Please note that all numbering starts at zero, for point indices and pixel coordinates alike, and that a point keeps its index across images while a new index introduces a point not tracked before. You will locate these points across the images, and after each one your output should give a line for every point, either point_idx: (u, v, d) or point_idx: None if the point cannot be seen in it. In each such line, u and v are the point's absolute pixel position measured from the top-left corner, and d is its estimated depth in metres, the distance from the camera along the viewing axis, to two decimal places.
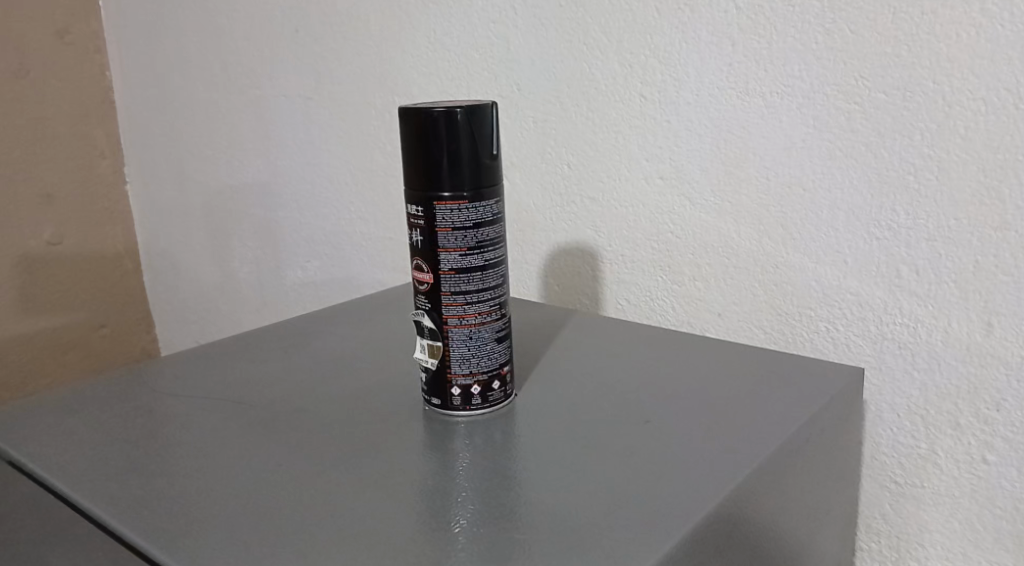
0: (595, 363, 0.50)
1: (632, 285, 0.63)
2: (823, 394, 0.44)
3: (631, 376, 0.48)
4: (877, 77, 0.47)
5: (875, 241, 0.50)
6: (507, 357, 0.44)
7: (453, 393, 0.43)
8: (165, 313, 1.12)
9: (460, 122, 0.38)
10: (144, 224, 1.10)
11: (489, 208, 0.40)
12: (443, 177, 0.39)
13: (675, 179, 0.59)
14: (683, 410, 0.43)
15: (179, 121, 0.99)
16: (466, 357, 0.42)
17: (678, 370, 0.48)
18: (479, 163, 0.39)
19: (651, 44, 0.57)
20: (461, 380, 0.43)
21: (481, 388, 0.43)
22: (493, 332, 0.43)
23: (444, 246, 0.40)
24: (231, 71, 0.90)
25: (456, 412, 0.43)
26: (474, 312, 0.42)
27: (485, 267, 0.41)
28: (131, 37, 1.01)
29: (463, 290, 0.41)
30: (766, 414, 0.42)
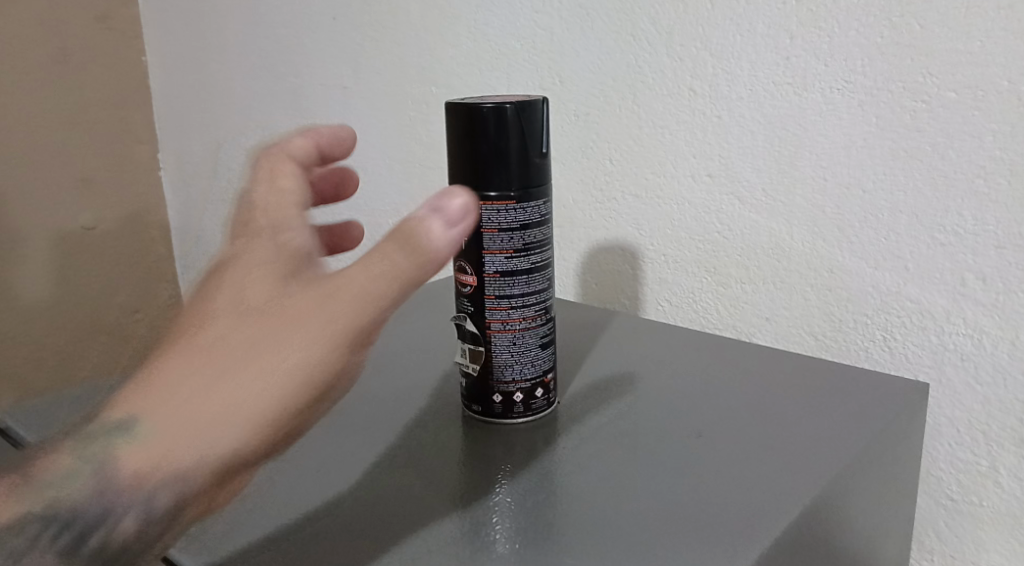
0: (642, 370, 0.49)
1: (675, 286, 0.61)
2: (884, 414, 0.42)
3: (680, 386, 0.46)
4: (946, 75, 0.45)
5: (939, 247, 0.47)
6: (551, 363, 0.43)
7: (494, 400, 0.42)
8: None
9: (510, 119, 0.36)
10: (178, 211, 1.10)
11: (537, 208, 0.38)
12: (490, 175, 0.37)
13: (723, 177, 0.57)
14: (736, 425, 0.41)
15: (215, 108, 0.99)
16: (509, 363, 0.41)
17: (729, 380, 0.47)
18: (528, 162, 0.37)
19: (702, 37, 0.55)
20: (502, 387, 0.41)
21: (523, 396, 0.41)
22: (537, 338, 0.41)
23: (489, 247, 0.39)
24: (268, 59, 0.89)
25: (497, 420, 0.42)
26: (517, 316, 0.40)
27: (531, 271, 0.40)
28: (169, 23, 1.01)
29: (508, 292, 0.40)
30: (827, 434, 0.40)
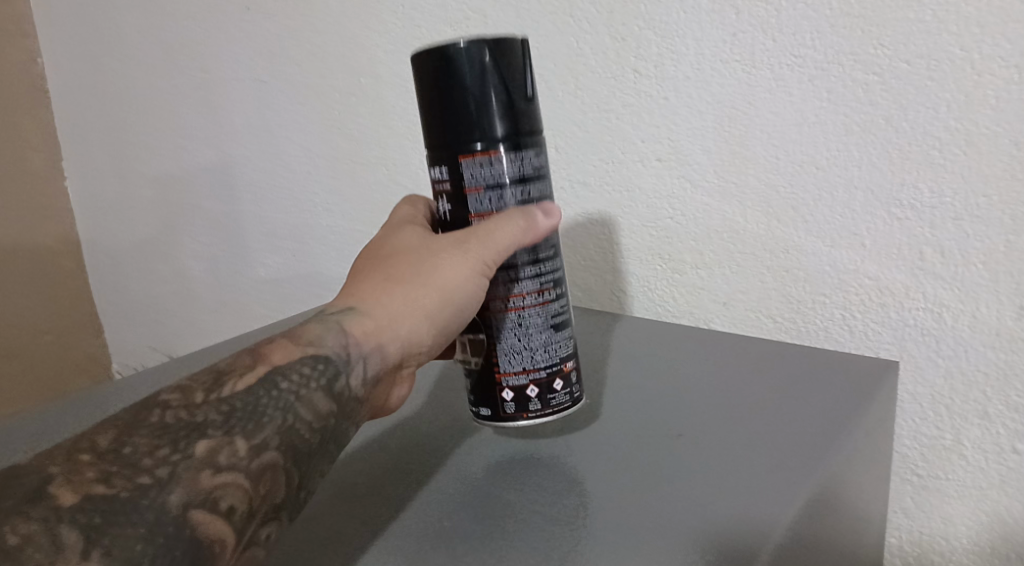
0: (602, 397, 0.49)
1: (627, 275, 0.59)
2: (840, 429, 0.43)
3: (642, 412, 0.46)
4: (899, 45, 0.44)
5: (895, 222, 0.46)
6: (569, 350, 0.41)
7: (505, 399, 0.40)
8: (114, 317, 1.05)
9: (486, 60, 0.37)
10: (86, 222, 1.01)
11: (529, 158, 0.39)
12: (468, 126, 0.37)
13: (672, 160, 0.55)
14: (699, 451, 0.41)
15: (118, 108, 0.91)
16: (517, 349, 0.40)
17: (690, 400, 0.47)
18: (512, 105, 0.37)
19: (644, 14, 0.53)
20: (514, 380, 0.40)
21: (539, 390, 0.40)
22: (547, 320, 0.40)
23: (479, 208, 0.39)
24: (176, 52, 0.83)
25: (512, 420, 0.40)
26: (523, 295, 0.40)
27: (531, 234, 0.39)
28: (61, 18, 0.92)
29: (511, 270, 0.40)
30: (789, 457, 0.40)
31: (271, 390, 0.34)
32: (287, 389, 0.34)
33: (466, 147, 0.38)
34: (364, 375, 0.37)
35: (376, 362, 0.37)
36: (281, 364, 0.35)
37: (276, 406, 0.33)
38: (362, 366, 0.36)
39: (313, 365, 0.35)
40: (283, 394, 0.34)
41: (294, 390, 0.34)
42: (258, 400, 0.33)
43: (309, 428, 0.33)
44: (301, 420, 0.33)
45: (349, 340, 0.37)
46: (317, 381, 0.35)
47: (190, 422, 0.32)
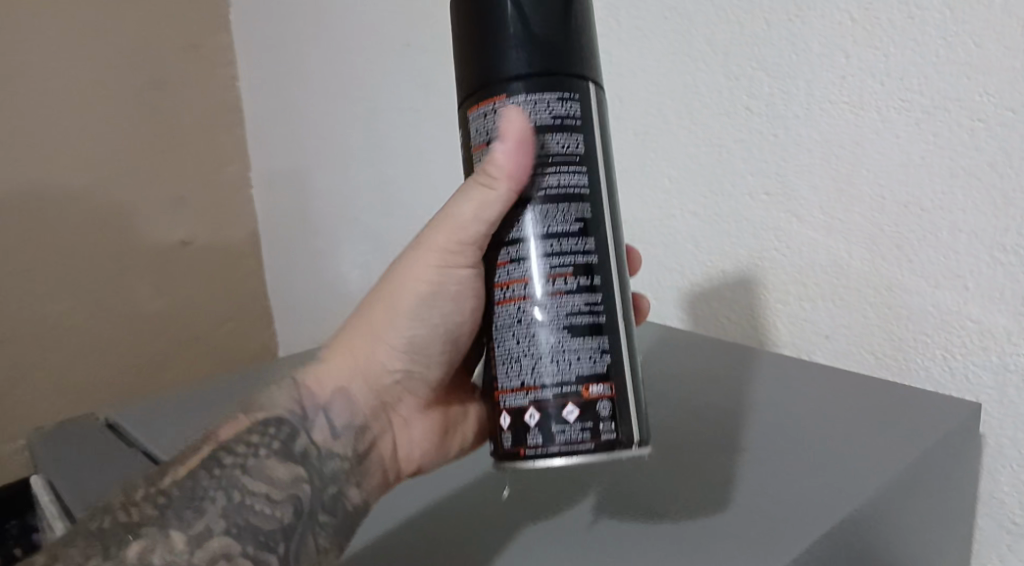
0: (692, 387, 0.54)
1: (733, 303, 0.62)
2: (929, 433, 0.44)
3: (728, 400, 0.51)
4: (1006, 93, 0.45)
5: (998, 266, 0.47)
6: (594, 372, 0.36)
7: (502, 425, 0.37)
8: (283, 310, 1.19)
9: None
10: (267, 227, 1.17)
11: (544, 102, 0.36)
12: (472, 61, 0.37)
13: (780, 194, 0.57)
14: (782, 435, 0.46)
15: (298, 130, 1.05)
16: (515, 361, 0.37)
17: (775, 395, 0.51)
18: (527, 34, 0.35)
19: (759, 56, 0.56)
20: (511, 400, 0.37)
21: (539, 419, 0.36)
22: (561, 329, 0.36)
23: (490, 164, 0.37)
24: (347, 84, 0.95)
25: (509, 456, 0.37)
26: (527, 291, 0.36)
27: (543, 212, 0.36)
28: (258, 51, 1.08)
29: (515, 263, 0.37)
30: (869, 448, 0.44)
31: (212, 472, 0.39)
32: (230, 464, 0.39)
33: (475, 87, 0.37)
34: (325, 429, 0.43)
35: (334, 413, 0.43)
36: (228, 443, 0.40)
37: (220, 486, 0.38)
38: (320, 421, 0.43)
39: (261, 435, 0.41)
40: (227, 470, 0.39)
41: (237, 464, 0.39)
42: (201, 484, 0.38)
43: (266, 498, 0.39)
44: (252, 489, 0.39)
45: (300, 403, 0.43)
46: (265, 450, 0.40)
47: (128, 519, 0.37)
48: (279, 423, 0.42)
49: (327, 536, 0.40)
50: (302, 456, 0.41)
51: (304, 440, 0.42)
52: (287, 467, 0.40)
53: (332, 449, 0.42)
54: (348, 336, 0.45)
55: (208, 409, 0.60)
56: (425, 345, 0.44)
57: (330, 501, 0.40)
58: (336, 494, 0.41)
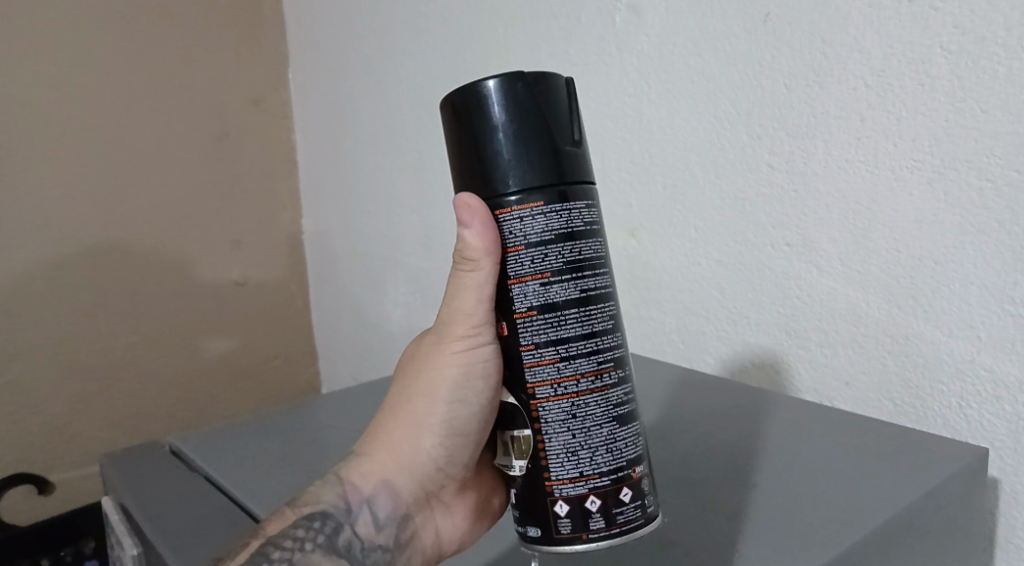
0: (708, 424, 0.57)
1: (756, 348, 0.64)
2: (938, 474, 0.46)
3: (742, 438, 0.54)
4: (1011, 156, 0.47)
5: (1009, 318, 0.49)
6: (637, 455, 0.41)
7: (559, 514, 0.40)
8: (327, 348, 1.25)
9: (501, 98, 0.39)
10: (315, 269, 1.23)
11: (575, 211, 0.40)
12: (495, 169, 0.40)
13: (801, 246, 0.60)
14: (793, 473, 0.48)
15: (347, 179, 1.12)
16: (571, 452, 0.40)
17: (787, 435, 0.54)
18: (548, 147, 0.39)
19: (780, 117, 0.60)
20: (569, 490, 0.40)
21: (600, 504, 0.40)
22: (612, 419, 0.40)
23: (528, 271, 0.40)
24: (395, 136, 1.01)
25: (568, 541, 0.40)
26: (578, 386, 0.40)
27: (582, 315, 0.40)
28: (313, 106, 1.16)
29: (563, 360, 0.40)
30: (874, 489, 0.46)
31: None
32: (279, 559, 0.41)
33: (498, 197, 0.40)
34: (369, 520, 0.44)
35: (378, 506, 0.45)
36: (275, 537, 0.42)
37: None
38: (364, 514, 0.44)
39: (306, 529, 0.43)
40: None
41: (287, 559, 0.41)
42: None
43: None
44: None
45: (345, 497, 0.45)
46: (312, 543, 0.42)
47: None
48: (323, 517, 0.44)
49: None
50: (345, 549, 0.43)
51: (348, 533, 0.44)
52: (332, 562, 0.42)
53: (374, 541, 0.44)
54: (389, 430, 0.46)
55: (258, 437, 0.64)
56: (465, 430, 0.45)
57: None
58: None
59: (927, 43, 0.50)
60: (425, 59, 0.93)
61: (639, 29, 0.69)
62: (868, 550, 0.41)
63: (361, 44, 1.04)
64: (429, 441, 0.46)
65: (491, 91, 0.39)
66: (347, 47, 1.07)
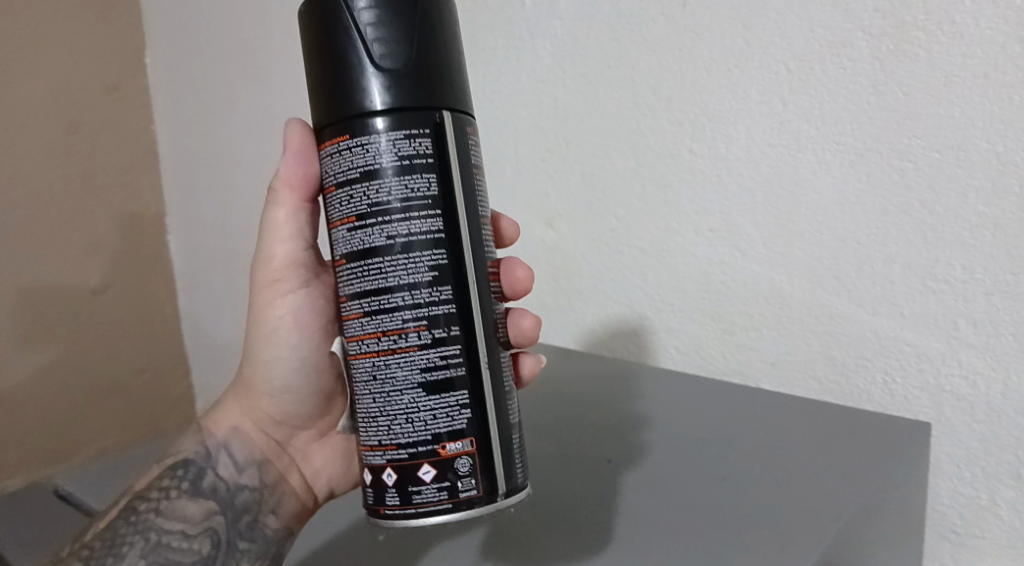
0: (661, 419, 0.57)
1: (681, 334, 0.64)
2: (879, 463, 0.48)
3: (695, 434, 0.54)
4: (931, 137, 0.49)
5: (931, 294, 0.51)
6: (454, 430, 0.39)
7: (366, 482, 0.42)
8: (201, 358, 1.13)
9: (335, 15, 0.39)
10: (185, 272, 1.12)
11: (385, 151, 0.39)
12: (325, 91, 0.40)
13: (724, 231, 0.60)
14: (750, 470, 0.48)
15: (224, 173, 1.02)
16: (373, 417, 0.41)
17: (737, 428, 0.54)
18: (370, 74, 0.39)
19: (701, 103, 0.59)
20: (373, 459, 0.41)
21: (396, 479, 0.40)
22: (415, 386, 0.40)
23: (340, 219, 0.41)
24: (278, 125, 0.93)
25: (374, 511, 0.41)
26: (380, 344, 0.40)
27: (386, 266, 0.39)
28: (178, 92, 1.05)
29: (367, 314, 0.40)
30: (822, 485, 0.46)
31: (131, 519, 0.48)
32: (146, 509, 0.48)
33: (323, 131, 0.41)
34: (228, 463, 0.51)
35: (233, 449, 0.52)
36: (144, 492, 0.49)
37: (138, 529, 0.47)
38: (222, 458, 0.51)
39: (171, 479, 0.50)
40: (143, 515, 0.48)
41: (153, 509, 0.48)
42: (120, 531, 0.47)
43: (182, 534, 0.48)
44: (168, 528, 0.48)
45: (204, 445, 0.52)
46: (177, 491, 0.49)
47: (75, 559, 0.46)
48: (186, 465, 0.51)
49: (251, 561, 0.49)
50: (210, 491, 0.50)
51: (211, 476, 0.50)
52: (198, 504, 0.49)
53: (238, 482, 0.51)
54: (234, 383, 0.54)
55: None
56: (287, 384, 0.51)
57: (249, 529, 0.50)
58: (251, 522, 0.50)
59: (847, 27, 0.51)
60: None
61: (551, 13, 0.66)
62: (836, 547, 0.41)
63: (234, 23, 0.95)
64: (261, 394, 0.52)
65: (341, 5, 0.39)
66: (218, 27, 0.97)
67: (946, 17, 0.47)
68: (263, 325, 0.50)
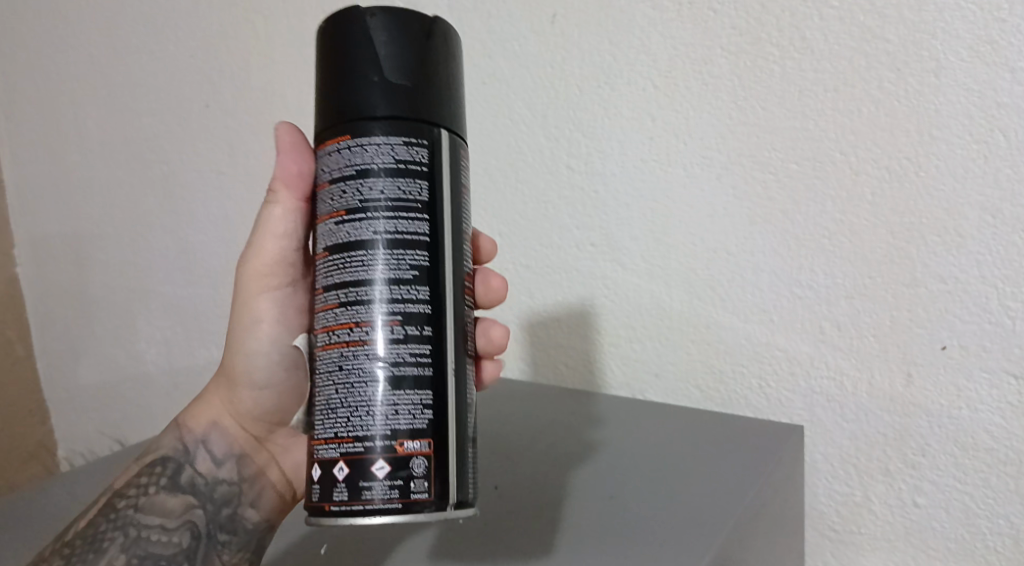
0: (546, 436, 0.58)
1: (568, 348, 0.63)
2: (767, 460, 0.50)
3: (581, 448, 0.55)
4: (789, 150, 0.51)
5: (798, 300, 0.52)
6: (414, 430, 0.37)
7: (312, 476, 0.38)
8: (61, 401, 1.03)
9: (362, 17, 0.38)
10: (38, 308, 1.02)
11: (386, 147, 0.37)
12: (340, 86, 0.38)
13: (605, 246, 0.60)
14: (636, 484, 0.49)
15: (78, 200, 0.94)
16: (332, 413, 0.37)
17: (622, 439, 0.55)
18: (384, 76, 0.38)
19: (575, 119, 0.59)
20: (325, 454, 0.37)
21: (348, 474, 0.36)
22: (382, 381, 0.37)
23: (328, 211, 0.39)
24: (137, 146, 0.87)
25: (315, 510, 0.37)
26: (353, 337, 0.37)
27: (374, 259, 0.37)
28: (22, 112, 0.96)
29: (344, 307, 0.38)
30: (710, 491, 0.47)
31: (109, 516, 0.44)
32: (125, 506, 0.45)
33: (328, 124, 0.39)
34: (207, 458, 0.47)
35: (213, 444, 0.48)
36: (121, 489, 0.46)
37: (116, 526, 0.44)
38: (200, 453, 0.47)
39: (148, 475, 0.46)
40: (122, 512, 0.45)
41: (132, 504, 0.45)
42: (99, 529, 0.44)
43: (161, 528, 0.44)
44: (147, 523, 0.44)
45: (182, 440, 0.48)
46: (155, 487, 0.46)
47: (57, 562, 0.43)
48: (164, 461, 0.47)
49: (231, 552, 0.45)
50: (189, 486, 0.46)
51: (190, 471, 0.47)
52: (177, 498, 0.46)
53: (217, 475, 0.47)
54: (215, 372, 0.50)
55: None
56: (274, 379, 0.48)
57: (229, 521, 0.46)
58: (231, 514, 0.46)
59: (708, 44, 0.52)
60: (169, 58, 0.81)
61: None
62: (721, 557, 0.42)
63: (84, 38, 0.88)
64: (242, 389, 0.48)
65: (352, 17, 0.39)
66: (66, 41, 0.89)
67: (797, 34, 0.49)
68: (244, 320, 0.47)
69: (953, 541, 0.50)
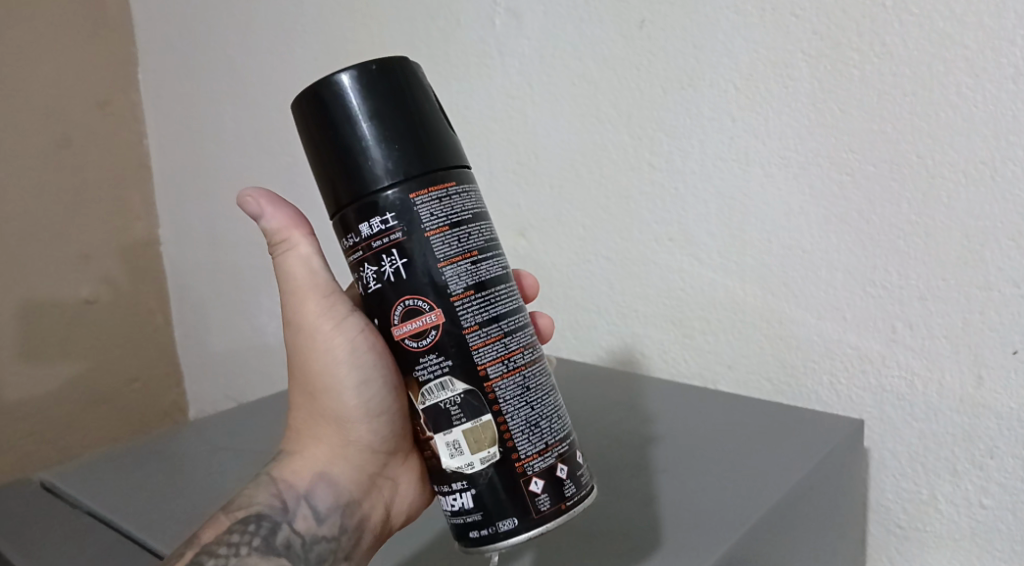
0: (613, 414, 0.61)
1: (646, 337, 0.67)
2: (823, 446, 0.52)
3: (647, 427, 0.59)
4: (866, 151, 0.52)
5: (871, 299, 0.53)
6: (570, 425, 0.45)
7: (536, 492, 0.42)
8: (193, 367, 1.16)
9: (342, 81, 0.41)
10: (175, 282, 1.14)
11: (476, 193, 0.43)
12: (393, 138, 0.41)
13: (683, 241, 0.63)
14: (694, 465, 0.52)
15: (212, 187, 1.05)
16: (531, 431, 0.42)
17: (690, 423, 0.58)
18: (433, 129, 0.42)
19: (658, 119, 0.62)
20: (538, 465, 0.42)
21: (568, 470, 0.43)
22: (553, 388, 0.44)
23: (453, 256, 0.41)
24: (264, 139, 0.96)
25: (550, 515, 0.42)
26: (523, 359, 0.43)
27: (507, 286, 0.44)
28: (167, 107, 1.08)
29: (506, 335, 0.43)
30: (768, 473, 0.50)
31: None
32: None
33: (417, 175, 0.41)
34: (308, 514, 0.48)
35: (316, 499, 0.48)
36: (210, 545, 0.44)
37: None
38: (302, 510, 0.48)
39: (241, 533, 0.45)
40: None
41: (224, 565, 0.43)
42: None
43: None
44: None
45: (279, 497, 0.48)
46: (247, 547, 0.45)
47: None
48: (257, 520, 0.46)
49: None
50: (284, 547, 0.46)
51: (287, 530, 0.46)
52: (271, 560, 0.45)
53: (316, 533, 0.47)
54: (310, 427, 0.51)
55: (138, 473, 0.63)
56: (380, 409, 0.50)
57: None
58: None
59: (789, 48, 0.54)
60: (294, 60, 0.90)
61: (517, 31, 0.69)
62: (765, 531, 0.45)
63: (221, 42, 0.98)
64: (350, 426, 0.50)
65: (345, 82, 0.41)
66: (206, 44, 1.00)
67: (877, 38, 0.50)
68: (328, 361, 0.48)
69: (1019, 543, 0.50)
